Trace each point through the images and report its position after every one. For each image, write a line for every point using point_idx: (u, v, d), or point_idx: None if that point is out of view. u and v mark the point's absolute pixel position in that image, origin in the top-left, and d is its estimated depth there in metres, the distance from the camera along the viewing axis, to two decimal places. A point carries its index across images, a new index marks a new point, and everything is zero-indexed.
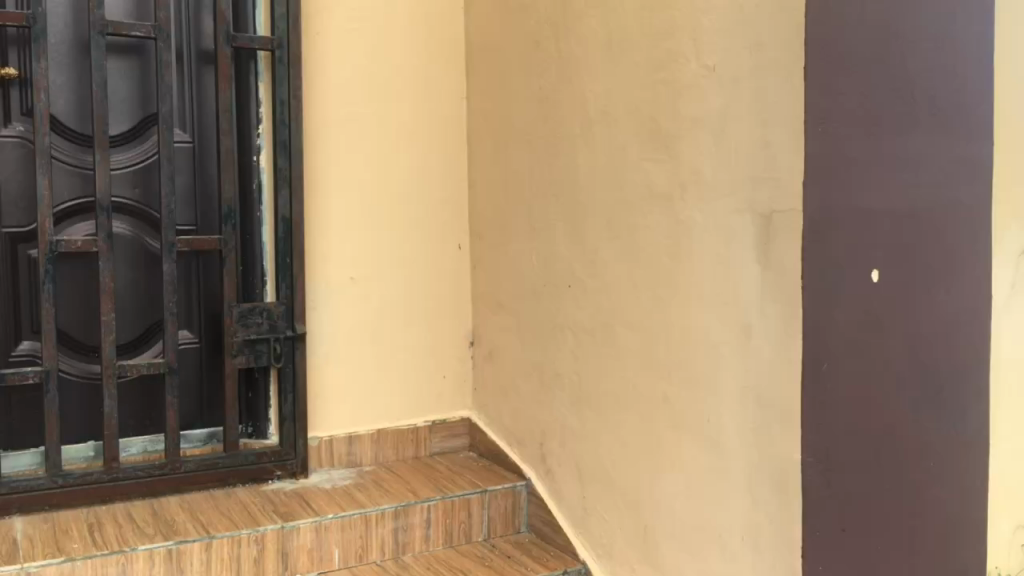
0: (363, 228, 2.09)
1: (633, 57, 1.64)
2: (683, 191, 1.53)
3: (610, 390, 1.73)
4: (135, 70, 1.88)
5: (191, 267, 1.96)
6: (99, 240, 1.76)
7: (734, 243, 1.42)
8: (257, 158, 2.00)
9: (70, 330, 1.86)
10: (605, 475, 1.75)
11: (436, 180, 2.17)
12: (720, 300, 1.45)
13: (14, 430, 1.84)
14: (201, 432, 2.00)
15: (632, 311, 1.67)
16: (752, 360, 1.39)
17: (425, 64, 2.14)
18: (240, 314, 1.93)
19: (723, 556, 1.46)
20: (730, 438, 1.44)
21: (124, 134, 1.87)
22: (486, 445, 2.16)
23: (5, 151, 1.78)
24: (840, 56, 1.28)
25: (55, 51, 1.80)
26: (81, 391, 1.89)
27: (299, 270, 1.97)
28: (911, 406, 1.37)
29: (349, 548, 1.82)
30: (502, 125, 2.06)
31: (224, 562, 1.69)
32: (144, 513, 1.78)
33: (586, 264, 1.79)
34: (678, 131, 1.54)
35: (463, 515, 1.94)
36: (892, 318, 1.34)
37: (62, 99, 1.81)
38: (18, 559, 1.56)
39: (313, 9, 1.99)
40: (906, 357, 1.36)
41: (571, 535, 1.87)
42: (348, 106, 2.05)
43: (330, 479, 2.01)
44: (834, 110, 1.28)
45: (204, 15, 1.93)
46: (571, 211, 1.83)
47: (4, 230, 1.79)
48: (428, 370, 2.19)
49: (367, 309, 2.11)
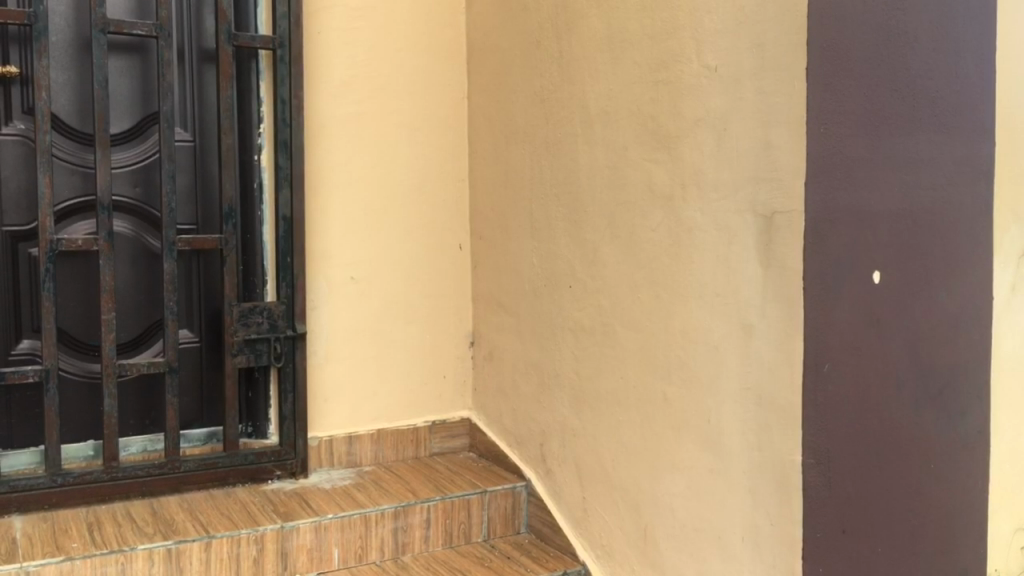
0: (364, 227, 2.09)
1: (635, 57, 1.63)
2: (684, 191, 1.53)
3: (610, 391, 1.73)
4: (136, 68, 1.87)
5: (191, 266, 1.96)
6: (99, 239, 1.76)
7: (735, 243, 1.42)
8: (258, 157, 2.00)
9: (70, 329, 1.86)
10: (605, 476, 1.75)
11: (436, 179, 2.17)
12: (721, 300, 1.45)
13: (13, 429, 1.83)
14: (201, 432, 2.00)
15: (632, 311, 1.66)
16: (753, 361, 1.39)
17: (426, 64, 2.14)
18: (241, 314, 1.92)
19: (723, 557, 1.46)
20: (731, 439, 1.44)
21: (125, 133, 1.87)
22: (486, 445, 2.16)
23: (5, 149, 1.77)
24: (842, 56, 1.28)
25: (56, 49, 1.79)
26: (80, 390, 1.89)
27: (299, 269, 1.97)
28: (911, 407, 1.36)
29: (349, 548, 1.82)
30: (503, 125, 2.06)
31: (224, 561, 1.69)
32: (143, 513, 1.78)
33: (587, 265, 1.79)
34: (679, 132, 1.53)
35: (463, 515, 1.94)
36: (893, 319, 1.34)
37: (63, 97, 1.81)
38: (17, 558, 1.56)
39: (314, 8, 1.99)
40: (906, 358, 1.36)
41: (570, 535, 1.86)
42: (349, 105, 2.05)
43: (330, 479, 2.01)
44: (835, 111, 1.28)
45: (205, 14, 1.93)
46: (572, 210, 1.83)
47: (4, 228, 1.79)
48: (428, 370, 2.19)
49: (367, 308, 2.10)
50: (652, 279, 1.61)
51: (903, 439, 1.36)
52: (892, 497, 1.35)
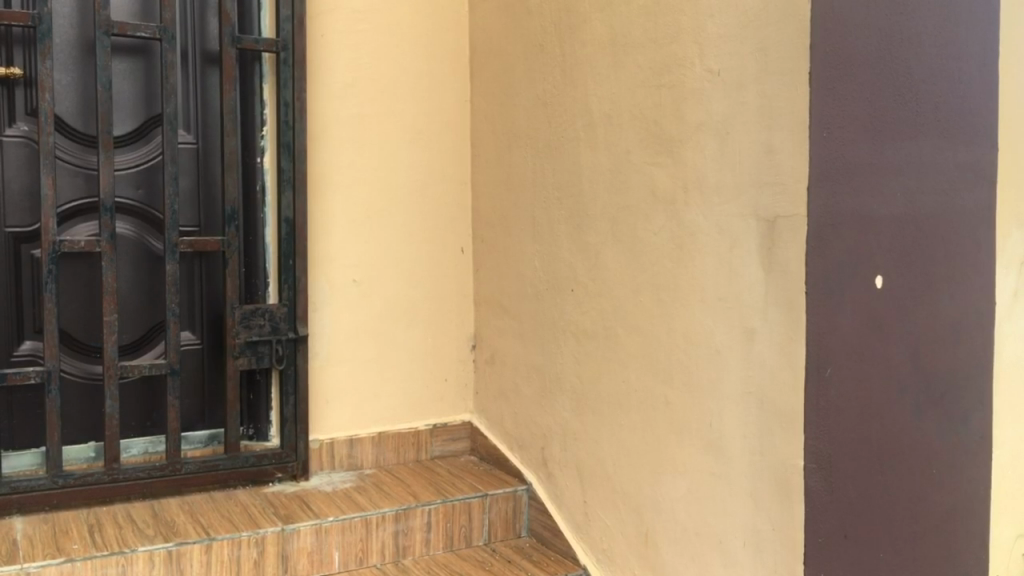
0: (366, 230, 2.09)
1: (638, 61, 1.63)
2: (686, 195, 1.53)
3: (612, 395, 1.73)
4: (140, 70, 1.88)
5: (194, 268, 1.96)
6: (102, 240, 1.76)
7: (737, 247, 1.42)
8: (261, 159, 2.00)
9: (73, 330, 1.86)
10: (605, 479, 1.74)
11: (439, 183, 2.17)
12: (723, 304, 1.45)
13: (15, 430, 1.84)
14: (202, 434, 2.00)
15: (634, 315, 1.66)
16: (755, 364, 1.39)
17: (429, 67, 2.14)
18: (243, 316, 1.92)
19: (724, 561, 1.46)
20: (732, 443, 1.43)
21: (128, 135, 1.87)
22: (487, 448, 2.16)
23: (9, 151, 1.78)
24: (844, 60, 1.28)
25: (60, 51, 1.80)
26: (82, 391, 1.89)
27: (301, 272, 1.97)
28: (914, 411, 1.36)
29: (350, 551, 1.82)
30: (505, 129, 2.06)
31: (224, 563, 1.69)
32: (144, 515, 1.78)
33: (588, 268, 1.79)
34: (682, 136, 1.54)
35: (464, 519, 1.94)
36: (894, 323, 1.34)
37: (67, 99, 1.81)
38: (18, 559, 1.56)
39: (318, 11, 2.00)
40: (908, 363, 1.35)
41: (571, 539, 1.86)
42: (351, 108, 2.05)
43: (331, 481, 2.01)
44: (839, 115, 1.28)
45: (209, 17, 1.93)
46: (574, 214, 1.83)
47: (7, 229, 1.79)
48: (430, 373, 2.19)
49: (369, 311, 2.10)
50: (654, 282, 1.61)
51: (905, 443, 1.36)
52: (893, 501, 1.35)
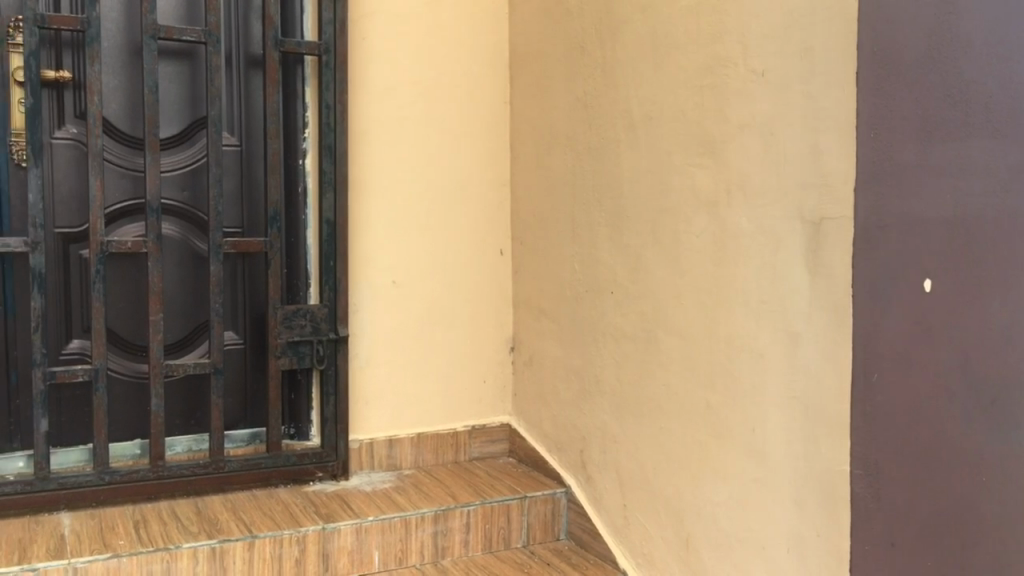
0: (406, 231, 2.10)
1: (680, 62, 1.62)
2: (729, 197, 1.51)
3: (652, 398, 1.71)
4: (185, 73, 1.90)
5: (237, 269, 1.98)
6: (148, 241, 1.79)
7: (782, 250, 1.40)
8: (303, 161, 2.02)
9: (120, 329, 1.89)
10: (646, 483, 1.73)
11: (479, 184, 2.18)
12: (767, 307, 1.43)
13: (64, 427, 1.87)
14: (245, 433, 2.02)
15: (675, 318, 1.65)
16: (800, 369, 1.37)
17: (470, 69, 2.15)
18: (284, 316, 1.94)
19: (766, 568, 1.44)
20: (776, 448, 1.42)
21: (174, 137, 1.90)
22: (525, 450, 2.16)
23: (59, 153, 1.81)
24: (890, 59, 1.22)
25: (109, 55, 1.83)
26: (128, 389, 1.92)
27: (342, 272, 1.98)
28: (1009, 440, 1.19)
29: (389, 551, 1.83)
30: (546, 130, 2.06)
31: (266, 561, 1.71)
32: (188, 512, 1.80)
33: (629, 270, 1.78)
34: (724, 137, 1.52)
35: (502, 521, 1.94)
36: (979, 339, 1.18)
37: (114, 102, 1.84)
38: (65, 554, 1.59)
39: (360, 14, 2.01)
40: (999, 384, 1.18)
41: (610, 543, 1.85)
42: (392, 111, 2.06)
43: (371, 481, 2.02)
44: (887, 116, 1.23)
45: (253, 21, 1.95)
46: (615, 216, 1.82)
47: (56, 229, 1.82)
48: (468, 375, 2.19)
49: (408, 312, 2.11)
50: (696, 285, 1.59)
51: (961, 465, 1.19)
52: (960, 529, 1.18)
